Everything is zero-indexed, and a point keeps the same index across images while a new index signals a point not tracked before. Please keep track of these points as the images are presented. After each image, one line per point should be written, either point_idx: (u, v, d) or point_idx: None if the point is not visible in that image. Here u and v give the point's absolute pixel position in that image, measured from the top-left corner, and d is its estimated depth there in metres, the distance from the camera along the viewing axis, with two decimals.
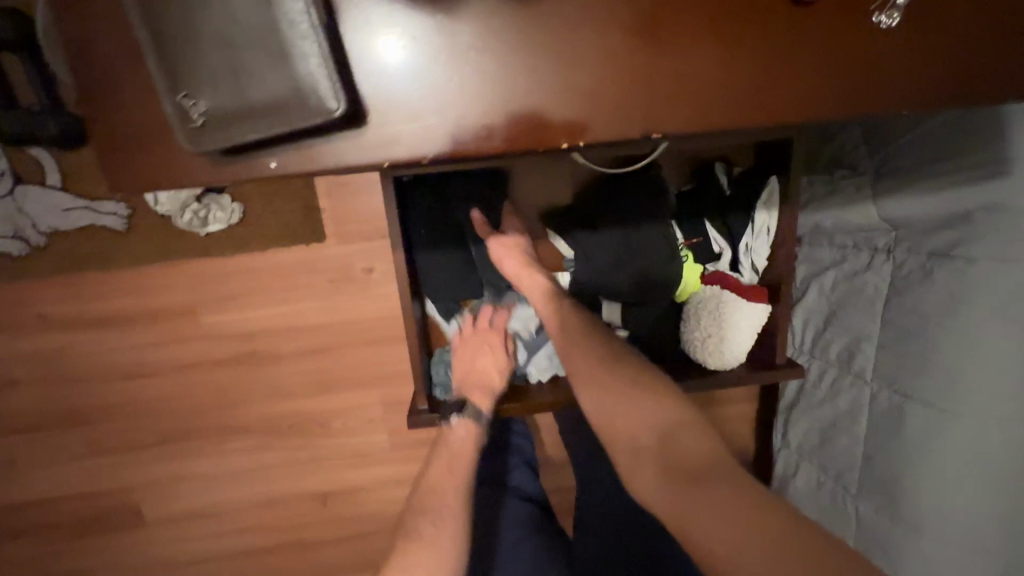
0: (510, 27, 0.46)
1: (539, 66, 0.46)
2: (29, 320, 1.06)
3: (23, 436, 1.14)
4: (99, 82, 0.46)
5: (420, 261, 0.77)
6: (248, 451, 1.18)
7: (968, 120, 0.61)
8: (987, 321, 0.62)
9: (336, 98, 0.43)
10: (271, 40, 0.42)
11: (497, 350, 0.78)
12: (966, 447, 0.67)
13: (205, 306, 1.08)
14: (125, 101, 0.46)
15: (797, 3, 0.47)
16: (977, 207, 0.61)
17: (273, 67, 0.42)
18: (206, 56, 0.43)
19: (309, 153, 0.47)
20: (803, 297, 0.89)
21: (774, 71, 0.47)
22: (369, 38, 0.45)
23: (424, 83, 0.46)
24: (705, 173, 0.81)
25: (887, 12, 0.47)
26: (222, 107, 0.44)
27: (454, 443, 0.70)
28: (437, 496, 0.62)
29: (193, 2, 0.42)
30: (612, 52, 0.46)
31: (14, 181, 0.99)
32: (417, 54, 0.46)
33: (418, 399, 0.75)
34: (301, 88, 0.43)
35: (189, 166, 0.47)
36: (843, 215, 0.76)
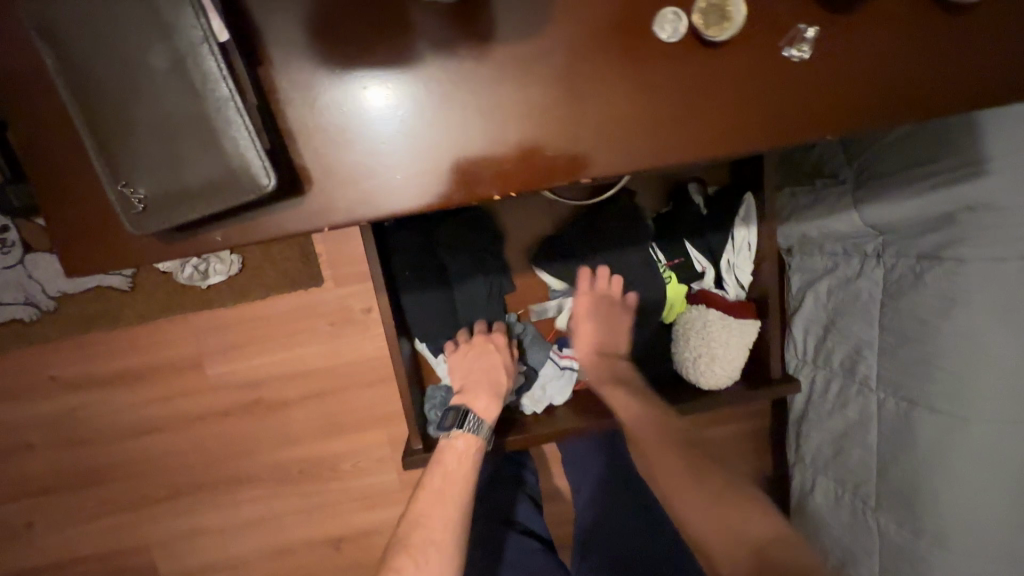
0: (458, 81, 0.47)
1: (484, 116, 0.47)
2: (43, 383, 1.09)
3: (38, 498, 1.15)
4: (64, 171, 0.48)
5: (404, 302, 0.72)
6: (261, 500, 1.18)
7: (942, 122, 0.62)
8: (986, 320, 0.61)
9: (267, 174, 0.44)
10: (202, 128, 0.43)
11: (505, 352, 0.73)
12: (982, 450, 0.65)
13: (211, 358, 1.10)
14: (86, 189, 0.48)
15: (710, 43, 0.48)
16: (959, 207, 0.60)
17: (206, 153, 0.43)
18: (139, 146, 0.43)
19: (255, 224, 0.48)
20: (800, 306, 0.88)
21: (726, 99, 0.48)
22: (348, 94, 0.47)
23: (384, 134, 0.47)
24: (679, 195, 0.82)
25: (797, 46, 0.48)
26: (161, 192, 0.44)
27: (451, 457, 0.66)
28: (424, 530, 0.60)
29: (126, 96, 0.43)
30: (565, 93, 0.48)
31: (23, 251, 1.02)
32: (404, 104, 0.47)
33: (412, 438, 0.71)
34: (233, 169, 0.44)
35: (144, 246, 0.49)
36: (826, 223, 0.75)
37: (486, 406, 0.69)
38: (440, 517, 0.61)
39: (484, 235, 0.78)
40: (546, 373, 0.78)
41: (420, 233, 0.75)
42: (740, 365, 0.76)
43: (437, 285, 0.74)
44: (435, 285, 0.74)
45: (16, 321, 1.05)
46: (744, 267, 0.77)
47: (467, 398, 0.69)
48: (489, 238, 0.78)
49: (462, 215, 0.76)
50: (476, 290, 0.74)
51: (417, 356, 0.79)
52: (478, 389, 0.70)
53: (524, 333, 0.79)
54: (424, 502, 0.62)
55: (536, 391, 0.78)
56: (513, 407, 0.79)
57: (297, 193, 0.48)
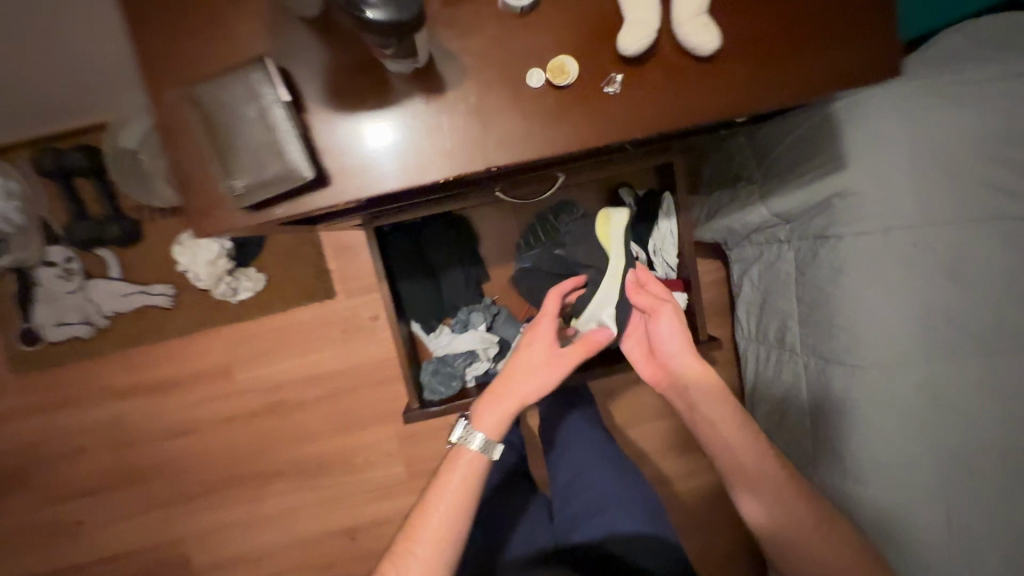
0: (444, 109, 0.53)
1: (470, 132, 0.53)
2: (96, 392, 1.25)
3: (88, 497, 1.30)
4: (178, 144, 0.52)
5: (401, 289, 0.87)
6: (283, 494, 1.32)
7: (813, 128, 0.77)
8: (863, 283, 0.76)
9: (307, 165, 0.49)
10: (278, 132, 0.49)
11: (540, 358, 0.75)
12: (880, 393, 0.79)
13: (240, 365, 1.26)
14: (191, 167, 0.53)
15: (557, 85, 0.53)
16: (832, 195, 0.76)
17: (276, 150, 0.49)
18: (226, 161, 0.49)
19: (301, 203, 0.53)
20: (741, 290, 1.04)
21: (655, 107, 0.53)
22: (353, 127, 0.53)
23: (381, 157, 0.53)
24: (616, 196, 0.97)
25: (610, 82, 0.53)
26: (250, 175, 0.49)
27: (452, 469, 0.70)
28: (412, 542, 0.65)
29: (230, 99, 0.49)
30: (517, 105, 0.53)
31: (83, 277, 1.19)
32: (401, 130, 0.53)
33: (410, 397, 0.84)
34: (291, 166, 0.49)
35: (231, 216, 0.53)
36: (743, 216, 0.91)
37: (492, 420, 0.73)
38: (435, 528, 0.65)
39: (462, 236, 0.93)
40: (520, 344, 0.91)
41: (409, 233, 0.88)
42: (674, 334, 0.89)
43: (427, 275, 0.88)
44: (424, 276, 0.88)
45: (75, 337, 1.22)
46: (670, 252, 0.90)
47: (481, 407, 0.74)
48: (467, 238, 0.93)
49: (444, 220, 0.91)
50: (457, 278, 0.90)
51: (413, 335, 0.93)
52: (495, 399, 0.74)
53: (499, 314, 0.91)
54: (416, 515, 0.67)
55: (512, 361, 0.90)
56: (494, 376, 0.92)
57: (320, 188, 0.53)
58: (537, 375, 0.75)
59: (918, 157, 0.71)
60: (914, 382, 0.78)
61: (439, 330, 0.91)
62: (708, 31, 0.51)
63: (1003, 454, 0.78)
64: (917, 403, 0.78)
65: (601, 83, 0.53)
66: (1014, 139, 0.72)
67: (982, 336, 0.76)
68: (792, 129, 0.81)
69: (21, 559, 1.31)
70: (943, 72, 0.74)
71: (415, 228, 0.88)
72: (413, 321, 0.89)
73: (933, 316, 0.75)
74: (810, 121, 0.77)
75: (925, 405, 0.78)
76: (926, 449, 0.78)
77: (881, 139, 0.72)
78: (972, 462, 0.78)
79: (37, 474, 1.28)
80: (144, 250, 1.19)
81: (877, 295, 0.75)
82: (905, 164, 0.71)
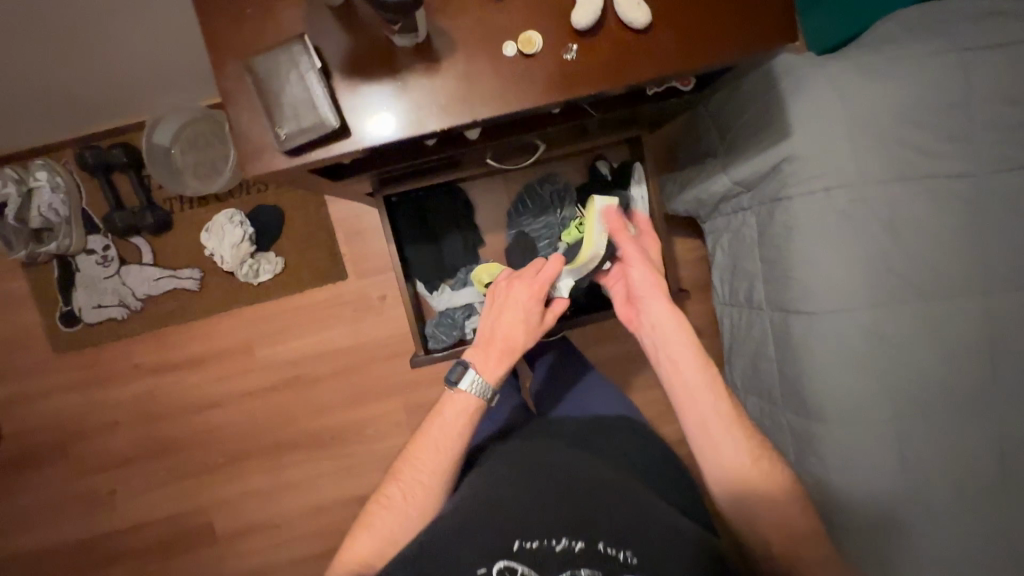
0: (444, 86, 0.55)
1: (468, 96, 0.55)
2: (128, 369, 1.37)
3: (121, 468, 1.41)
4: (229, 89, 0.54)
5: (407, 252, 0.98)
6: (299, 464, 1.41)
7: (764, 105, 0.88)
8: (811, 238, 0.86)
9: (335, 115, 0.53)
10: (317, 82, 0.52)
11: (531, 314, 0.80)
12: (832, 337, 0.88)
13: (260, 343, 1.37)
14: (238, 110, 0.54)
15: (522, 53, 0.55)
16: (781, 161, 0.87)
17: (315, 98, 0.52)
18: (272, 114, 0.53)
19: (333, 151, 0.55)
20: (715, 259, 1.15)
21: (614, 70, 0.55)
22: (365, 103, 0.55)
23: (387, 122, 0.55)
24: (593, 169, 1.06)
25: (568, 49, 0.55)
26: (294, 121, 0.53)
27: (450, 411, 0.76)
28: (412, 469, 0.72)
29: (279, 54, 0.53)
30: (487, 71, 0.55)
31: (119, 264, 1.31)
32: (405, 98, 0.55)
33: (416, 346, 0.95)
34: (325, 113, 0.53)
35: (272, 158, 0.55)
36: (711, 186, 1.02)
37: (491, 367, 0.78)
38: (430, 460, 0.73)
39: (462, 205, 1.04)
40: None
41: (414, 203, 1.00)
42: None
43: (430, 240, 1.00)
44: (427, 240, 0.99)
45: (110, 319, 1.34)
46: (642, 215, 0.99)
47: (479, 355, 0.79)
48: (465, 206, 1.04)
49: (444, 190, 1.02)
50: (456, 241, 1.01)
51: (418, 295, 1.04)
52: (492, 348, 0.79)
53: None
54: (414, 445, 0.74)
55: None
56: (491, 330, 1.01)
57: (345, 137, 0.55)
58: (530, 328, 0.80)
59: (851, 124, 0.82)
60: (864, 327, 0.86)
61: (441, 289, 1.02)
62: (640, 7, 0.54)
63: (950, 391, 0.86)
64: (867, 346, 0.86)
65: (558, 53, 0.55)
66: (936, 108, 0.83)
67: (921, 283, 0.85)
68: (748, 108, 0.93)
69: (60, 526, 1.42)
70: (872, 53, 0.85)
71: (418, 198, 1.00)
72: (418, 282, 1.00)
73: (874, 265, 0.85)
74: (762, 99, 0.89)
75: (873, 348, 0.86)
76: (878, 387, 0.87)
77: (819, 111, 0.83)
78: (920, 399, 0.86)
79: (75, 447, 1.40)
80: (173, 238, 1.31)
81: (823, 247, 0.86)
82: (840, 130, 0.82)
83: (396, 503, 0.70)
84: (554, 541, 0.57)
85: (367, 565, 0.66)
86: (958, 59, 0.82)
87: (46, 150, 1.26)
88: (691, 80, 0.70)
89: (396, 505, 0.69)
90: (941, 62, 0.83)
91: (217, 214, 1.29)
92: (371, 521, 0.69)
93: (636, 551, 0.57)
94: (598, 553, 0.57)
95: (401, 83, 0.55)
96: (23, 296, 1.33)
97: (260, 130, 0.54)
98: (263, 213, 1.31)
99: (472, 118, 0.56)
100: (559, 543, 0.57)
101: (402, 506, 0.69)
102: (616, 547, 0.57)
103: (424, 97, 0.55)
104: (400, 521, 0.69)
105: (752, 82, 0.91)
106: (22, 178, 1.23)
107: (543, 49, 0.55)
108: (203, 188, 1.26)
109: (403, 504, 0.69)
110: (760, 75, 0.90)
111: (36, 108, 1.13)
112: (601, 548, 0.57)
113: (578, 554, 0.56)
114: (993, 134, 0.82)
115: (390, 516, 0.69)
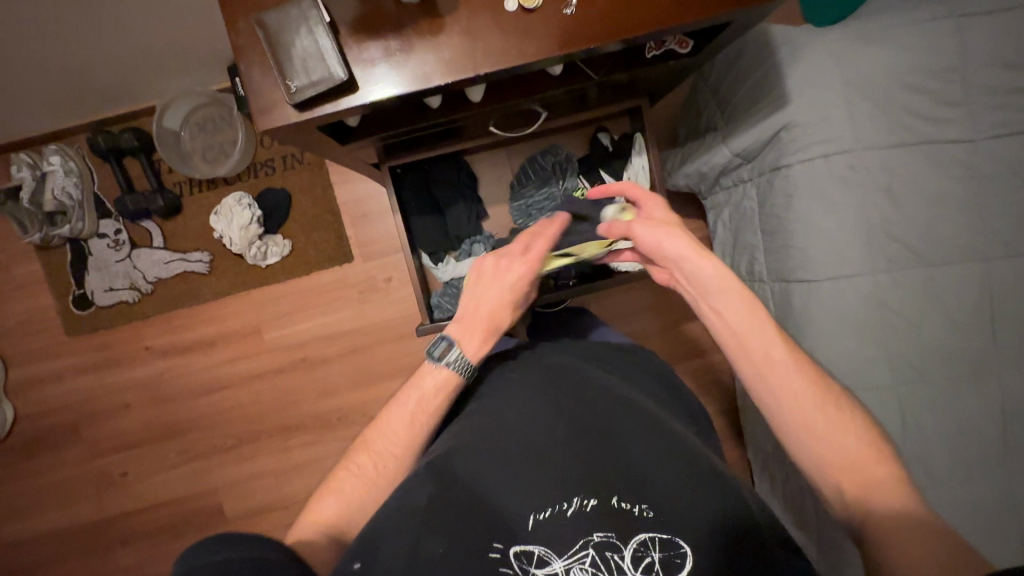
0: (446, 43, 0.57)
1: (472, 51, 0.57)
2: (139, 352, 1.39)
3: (132, 450, 1.43)
4: (241, 46, 0.57)
5: (413, 223, 1.00)
6: (307, 445, 1.43)
7: (764, 76, 0.90)
8: (810, 204, 0.87)
9: (344, 68, 0.55)
10: (325, 37, 0.54)
11: (516, 291, 0.78)
12: (833, 303, 0.88)
13: (268, 325, 1.39)
14: (251, 67, 0.56)
15: (524, 9, 0.57)
16: (780, 129, 0.88)
17: (324, 52, 0.55)
18: (282, 68, 0.55)
19: (342, 105, 0.57)
20: (717, 234, 1.16)
21: (613, 23, 0.57)
22: (367, 69, 0.57)
23: (389, 86, 0.57)
24: (594, 142, 1.08)
25: (568, 3, 0.57)
26: (305, 75, 0.55)
27: (430, 381, 0.71)
28: (386, 439, 0.67)
29: (291, 12, 0.55)
30: (489, 26, 0.57)
31: (130, 247, 1.34)
32: (407, 58, 0.57)
33: (422, 315, 0.96)
34: (334, 67, 0.55)
35: (284, 113, 0.57)
36: (711, 158, 1.03)
37: (475, 345, 0.74)
38: (403, 429, 0.67)
39: (466, 178, 1.06)
40: None
41: (419, 176, 1.02)
42: None
43: (434, 212, 1.02)
44: (432, 211, 1.01)
45: (122, 302, 1.36)
46: (643, 184, 0.98)
47: (463, 331, 0.75)
48: (470, 179, 1.06)
49: (449, 163, 1.04)
50: (460, 211, 1.02)
51: (424, 267, 1.05)
52: (475, 324, 0.75)
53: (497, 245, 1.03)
54: (388, 415, 0.68)
55: None
56: None
57: (350, 93, 0.57)
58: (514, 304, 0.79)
59: (848, 91, 0.84)
60: (864, 292, 0.86)
61: (447, 261, 1.04)
62: None
63: (951, 357, 0.87)
64: (868, 310, 0.87)
65: (558, 8, 0.57)
66: (933, 73, 0.84)
67: (921, 249, 0.86)
68: (747, 79, 0.94)
69: (74, 508, 1.45)
70: (870, 21, 0.86)
71: (424, 171, 1.02)
72: (423, 254, 1.02)
73: (873, 231, 0.86)
74: (761, 69, 0.90)
75: (874, 313, 0.86)
76: (880, 352, 0.87)
77: (815, 79, 0.85)
78: (921, 364, 0.87)
79: (87, 429, 1.42)
80: (184, 222, 1.34)
81: (821, 213, 0.86)
82: (838, 96, 0.84)
83: (368, 470, 0.64)
84: (565, 505, 0.55)
85: (336, 530, 0.60)
86: (953, 25, 0.84)
87: (58, 135, 1.29)
88: (689, 43, 0.75)
89: (367, 474, 0.64)
90: (936, 29, 0.84)
91: (226, 197, 1.31)
92: (342, 488, 0.63)
93: (650, 503, 0.55)
94: (610, 511, 0.55)
95: (405, 40, 0.57)
96: (37, 281, 1.36)
97: (273, 87, 0.57)
98: (270, 195, 1.32)
99: (475, 73, 0.57)
100: (570, 506, 0.55)
101: (375, 474, 0.64)
102: (630, 502, 0.55)
103: (428, 52, 0.57)
104: (371, 487, 0.63)
105: (749, 55, 0.93)
106: (37, 163, 1.27)
107: (543, 5, 0.57)
108: (212, 170, 1.29)
109: (374, 473, 0.64)
110: (759, 45, 0.91)
111: (49, 96, 1.16)
112: (614, 503, 0.56)
113: (589, 515, 0.54)
114: (989, 99, 0.84)
115: (363, 482, 0.63)
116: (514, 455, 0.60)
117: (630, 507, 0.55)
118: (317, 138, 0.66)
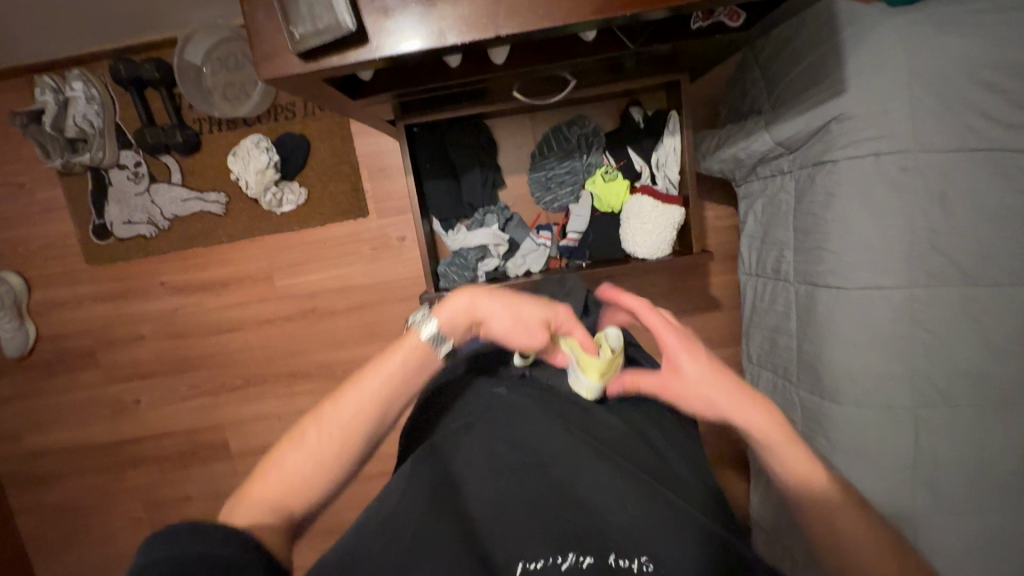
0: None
1: (496, 10, 0.52)
2: (155, 287, 1.41)
3: (145, 380, 1.48)
4: None
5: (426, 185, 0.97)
6: (311, 394, 1.46)
7: (823, 55, 0.82)
8: (850, 203, 0.81)
9: (351, 16, 0.50)
10: None
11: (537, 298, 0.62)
12: (859, 316, 0.83)
13: (279, 273, 1.39)
14: (254, 9, 0.53)
15: None
16: (831, 119, 0.80)
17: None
18: (286, 11, 0.51)
19: (347, 55, 0.53)
20: (745, 225, 1.10)
21: None
22: (380, 17, 0.52)
23: (406, 37, 0.53)
24: (625, 115, 1.03)
25: None
26: (309, 19, 0.51)
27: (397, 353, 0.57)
28: (339, 412, 0.53)
29: None
30: None
31: (149, 181, 1.34)
32: (425, 9, 0.52)
33: (427, 283, 0.93)
34: (338, 10, 0.50)
35: (288, 60, 0.54)
36: (750, 145, 0.96)
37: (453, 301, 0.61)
38: (361, 403, 0.53)
39: (485, 141, 1.03)
40: (525, 246, 1.02)
41: (435, 136, 0.98)
42: (672, 240, 0.95)
43: (448, 177, 0.99)
44: (445, 173, 0.99)
45: (138, 235, 1.37)
46: (672, 166, 0.95)
47: None
48: (489, 143, 1.03)
49: (468, 125, 1.00)
50: (476, 180, 1.01)
51: (431, 233, 1.03)
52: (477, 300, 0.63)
53: (510, 220, 1.04)
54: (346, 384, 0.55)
55: (518, 258, 1.02)
56: (501, 271, 1.02)
57: (361, 46, 0.53)
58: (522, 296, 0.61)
59: (915, 83, 0.75)
60: (898, 307, 0.80)
61: (457, 229, 1.03)
62: None
63: (977, 383, 0.81)
64: (899, 327, 0.81)
65: None
66: (1015, 71, 0.75)
67: (966, 266, 0.79)
68: (804, 58, 0.86)
69: (89, 427, 1.52)
70: None
71: (442, 132, 0.99)
72: (434, 219, 1.00)
73: (918, 243, 0.79)
74: (822, 49, 0.82)
75: (904, 332, 0.81)
76: (903, 371, 0.82)
77: (878, 64, 0.76)
78: (946, 387, 0.82)
79: (104, 356, 1.47)
80: (202, 161, 1.32)
81: (862, 216, 0.80)
82: (901, 88, 0.75)
83: (314, 443, 0.51)
84: (559, 558, 0.49)
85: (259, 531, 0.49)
86: None
87: (81, 60, 1.27)
88: (740, 15, 0.68)
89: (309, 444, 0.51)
90: None
91: (245, 139, 1.29)
92: (300, 439, 0.52)
93: (650, 555, 0.49)
94: (606, 567, 0.49)
95: None
96: (61, 207, 1.38)
97: (280, 31, 0.53)
98: (289, 140, 1.30)
99: (496, 34, 0.52)
100: (565, 560, 0.49)
101: (330, 438, 0.51)
102: (629, 557, 0.49)
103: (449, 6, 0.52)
104: (329, 450, 0.51)
105: (809, 32, 0.85)
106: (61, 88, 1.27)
107: None
108: (233, 111, 1.27)
109: (322, 446, 0.51)
110: (820, 23, 0.82)
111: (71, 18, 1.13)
112: (611, 561, 0.49)
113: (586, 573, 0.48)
114: None
115: (322, 437, 0.51)
116: (505, 485, 0.56)
117: (629, 564, 0.49)
118: (328, 91, 0.63)
